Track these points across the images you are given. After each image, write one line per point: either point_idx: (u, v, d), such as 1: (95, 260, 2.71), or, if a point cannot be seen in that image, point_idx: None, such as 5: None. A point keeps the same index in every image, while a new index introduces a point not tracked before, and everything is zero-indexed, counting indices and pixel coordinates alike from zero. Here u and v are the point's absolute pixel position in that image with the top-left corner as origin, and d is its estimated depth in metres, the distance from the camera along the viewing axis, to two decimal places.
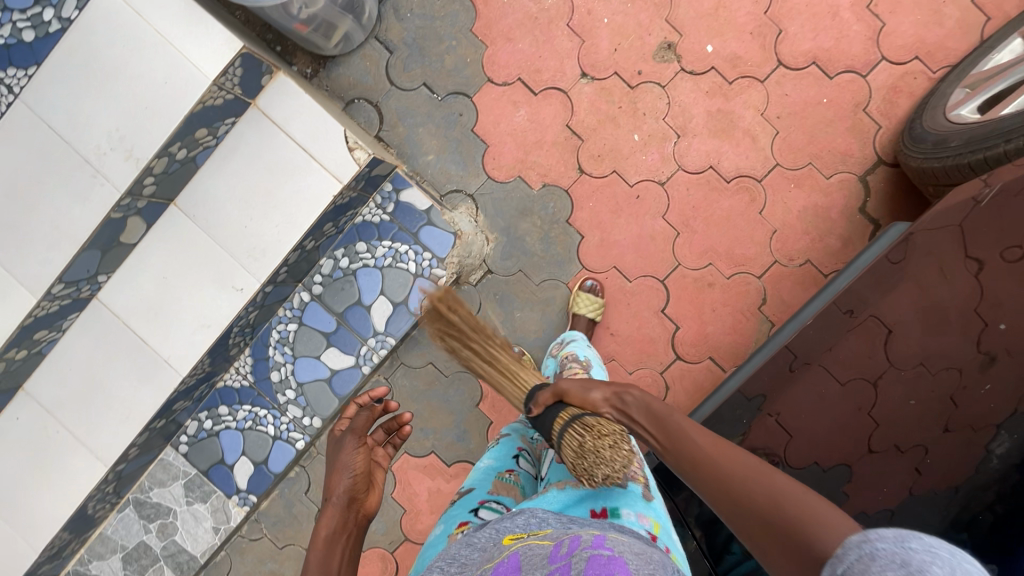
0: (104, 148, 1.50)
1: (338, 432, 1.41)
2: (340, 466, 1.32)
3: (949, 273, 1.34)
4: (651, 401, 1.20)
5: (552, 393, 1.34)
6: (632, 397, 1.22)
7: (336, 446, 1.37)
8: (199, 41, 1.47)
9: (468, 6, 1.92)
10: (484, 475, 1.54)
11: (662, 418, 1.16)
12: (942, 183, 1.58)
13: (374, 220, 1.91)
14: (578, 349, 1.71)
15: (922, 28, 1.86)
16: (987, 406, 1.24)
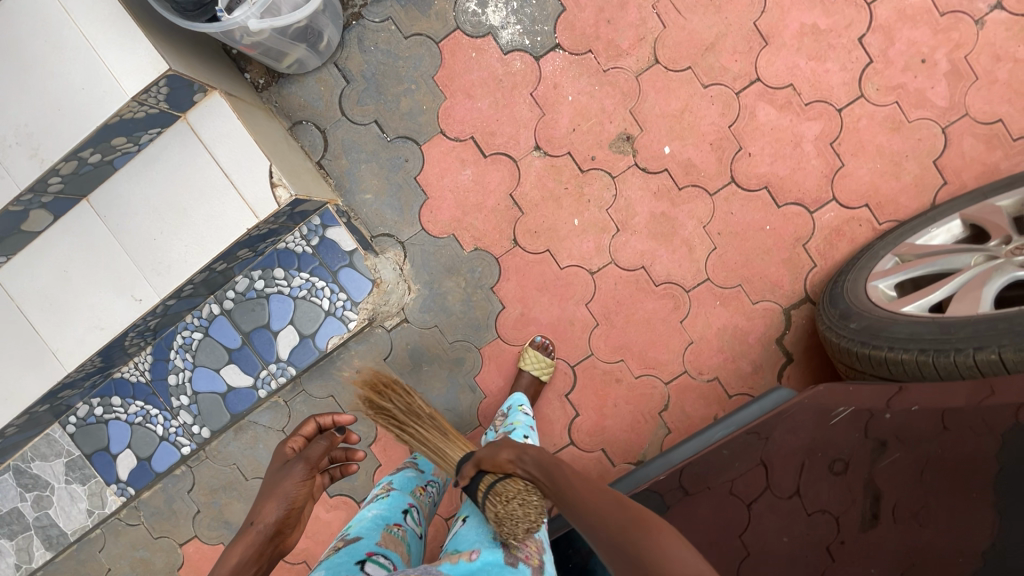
0: (9, 140, 1.44)
1: (291, 452, 1.35)
2: (279, 492, 1.24)
3: (849, 425, 1.30)
4: (543, 455, 1.18)
5: (479, 457, 1.25)
6: (528, 454, 1.18)
7: (281, 473, 1.29)
8: (126, 53, 1.41)
9: (435, 53, 1.86)
10: (371, 524, 1.43)
11: (553, 469, 1.14)
12: (839, 358, 1.52)
13: (296, 249, 1.89)
14: (511, 444, 1.51)
15: (878, 177, 1.84)
16: (864, 567, 1.09)
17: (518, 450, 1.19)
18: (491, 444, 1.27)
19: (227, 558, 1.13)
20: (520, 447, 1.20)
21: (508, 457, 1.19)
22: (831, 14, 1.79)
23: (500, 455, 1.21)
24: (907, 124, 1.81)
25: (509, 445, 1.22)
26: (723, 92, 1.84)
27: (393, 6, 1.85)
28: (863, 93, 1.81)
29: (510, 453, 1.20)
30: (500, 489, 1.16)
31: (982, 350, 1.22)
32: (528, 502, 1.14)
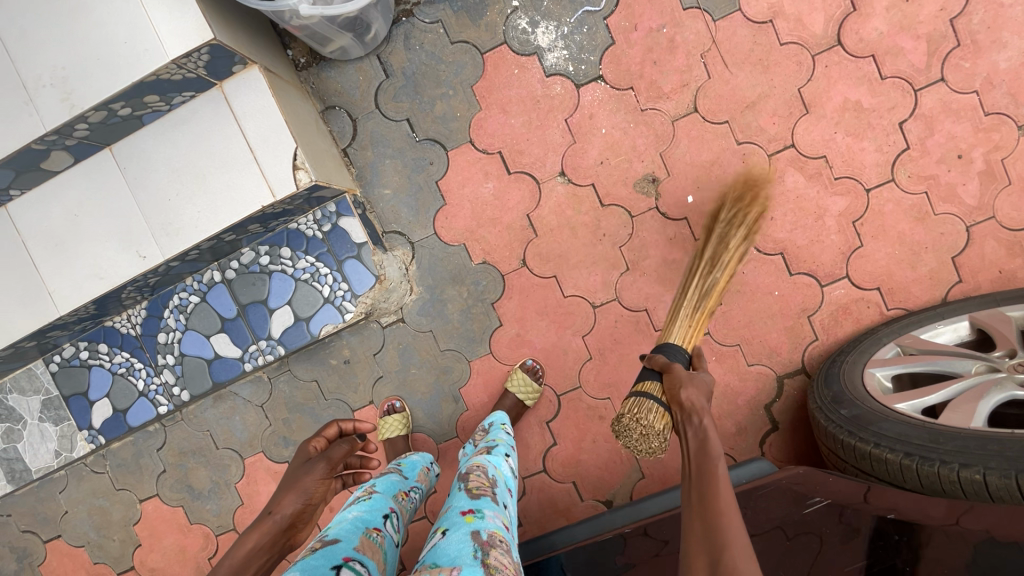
0: (44, 80, 1.46)
1: (312, 451, 1.31)
2: (298, 487, 1.24)
3: (819, 519, 1.26)
4: (710, 434, 1.16)
5: (662, 361, 1.29)
6: (698, 420, 1.17)
7: (301, 470, 1.27)
8: (172, 16, 1.42)
9: (477, 63, 1.86)
10: (350, 526, 1.32)
11: (709, 457, 1.12)
12: (821, 441, 1.51)
13: (307, 232, 1.88)
14: (492, 459, 1.54)
15: (894, 263, 1.83)
16: None
17: (699, 407, 1.18)
18: (691, 372, 1.25)
19: (243, 543, 1.17)
20: (699, 407, 1.18)
21: (682, 403, 1.19)
22: (877, 93, 1.78)
23: (677, 394, 1.21)
24: (932, 216, 1.80)
25: (697, 392, 1.20)
26: (756, 151, 1.83)
27: (444, 10, 1.85)
28: (894, 177, 1.80)
29: (692, 398, 1.19)
30: (642, 410, 1.24)
31: (967, 468, 1.21)
32: (648, 439, 1.23)
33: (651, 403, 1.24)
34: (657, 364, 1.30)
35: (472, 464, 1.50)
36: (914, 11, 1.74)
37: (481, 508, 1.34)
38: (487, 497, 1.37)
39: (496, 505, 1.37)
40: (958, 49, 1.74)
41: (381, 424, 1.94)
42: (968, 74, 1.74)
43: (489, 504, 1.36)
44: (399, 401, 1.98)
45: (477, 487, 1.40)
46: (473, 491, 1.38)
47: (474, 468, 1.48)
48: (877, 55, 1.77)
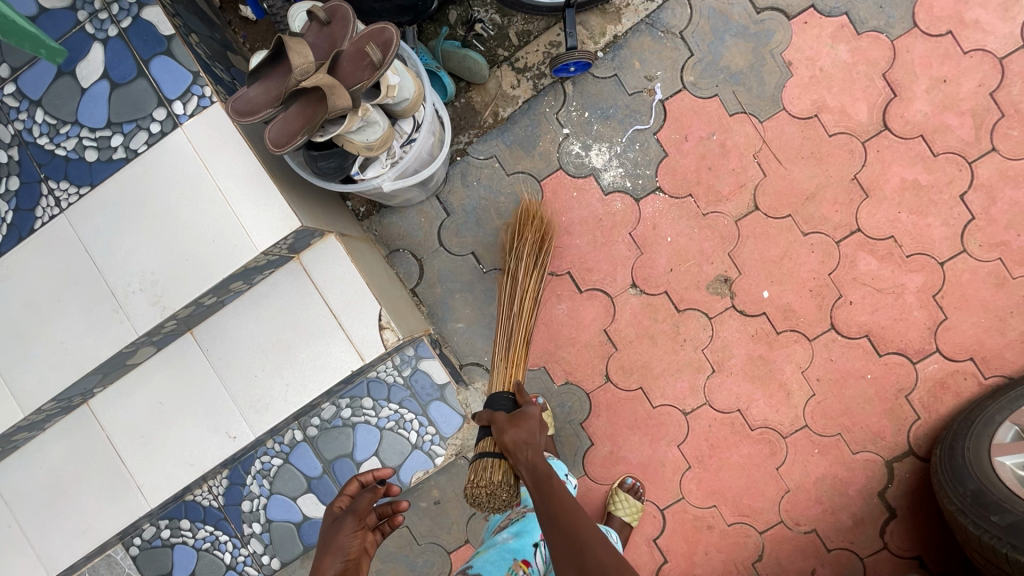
0: (132, 288, 1.47)
1: (337, 510, 1.40)
2: (334, 547, 1.28)
3: None
4: (538, 463, 1.32)
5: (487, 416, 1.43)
6: (524, 456, 1.32)
7: (333, 528, 1.33)
8: (257, 210, 1.44)
9: (536, 190, 1.89)
10: (496, 557, 1.43)
11: (546, 478, 1.30)
12: (974, 550, 1.49)
13: (387, 379, 1.85)
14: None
15: (983, 331, 1.81)
16: None
17: (524, 443, 1.33)
18: (511, 416, 1.40)
19: None
20: (521, 446, 1.33)
21: (506, 445, 1.34)
22: (933, 170, 1.81)
23: (502, 439, 1.35)
24: (1011, 280, 1.80)
25: (517, 431, 1.35)
26: (824, 241, 1.85)
27: (497, 145, 1.90)
28: (966, 248, 1.81)
29: (516, 439, 1.33)
30: (482, 471, 1.41)
31: None
32: (497, 495, 1.39)
33: (489, 460, 1.42)
34: (490, 423, 1.42)
35: None
36: (953, 90, 1.80)
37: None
38: None
39: None
40: (1004, 119, 1.79)
41: None
42: (1017, 141, 1.79)
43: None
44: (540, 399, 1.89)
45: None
46: None
47: None
48: (925, 135, 1.81)
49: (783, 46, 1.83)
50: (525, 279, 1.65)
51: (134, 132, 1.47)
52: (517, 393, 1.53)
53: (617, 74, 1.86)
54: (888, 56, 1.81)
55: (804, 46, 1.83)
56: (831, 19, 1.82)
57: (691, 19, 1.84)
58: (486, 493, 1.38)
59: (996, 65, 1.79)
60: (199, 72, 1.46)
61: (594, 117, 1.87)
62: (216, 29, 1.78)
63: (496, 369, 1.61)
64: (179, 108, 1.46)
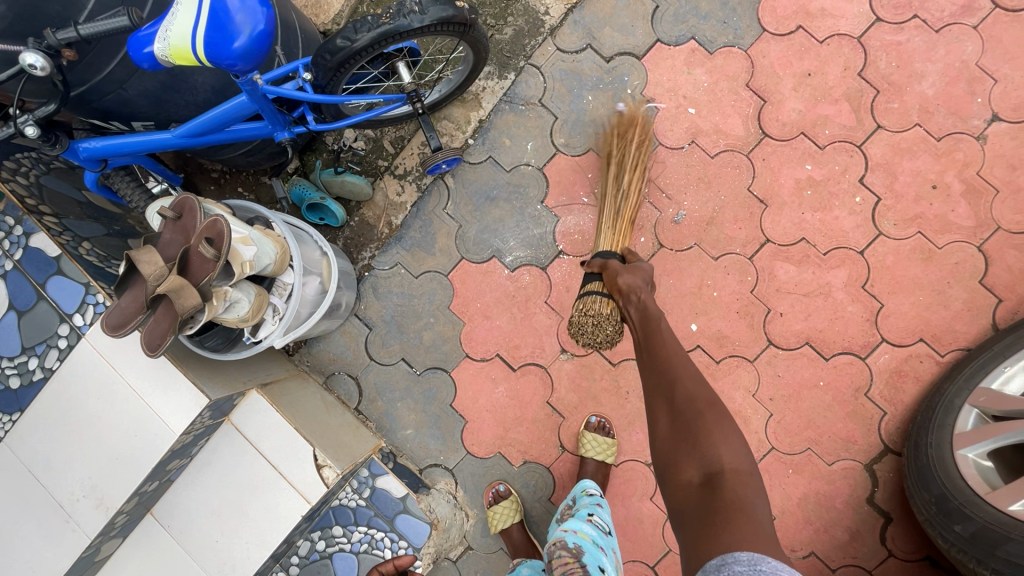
0: (77, 495, 1.54)
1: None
2: None
3: None
4: (649, 305, 1.41)
5: (599, 265, 1.57)
6: (637, 297, 1.42)
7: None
8: (168, 397, 1.52)
9: (445, 284, 1.93)
10: None
11: (652, 322, 1.39)
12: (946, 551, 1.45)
13: (350, 504, 1.88)
14: (571, 525, 1.50)
15: (924, 310, 1.73)
16: None
17: (637, 284, 1.43)
18: (624, 266, 1.51)
19: None
20: (633, 288, 1.43)
21: (622, 289, 1.44)
22: (824, 164, 1.78)
23: (616, 281, 1.46)
24: (938, 251, 1.73)
25: (631, 276, 1.45)
26: (737, 260, 1.81)
27: (398, 252, 1.94)
28: (881, 230, 1.75)
29: (630, 282, 1.43)
30: (591, 303, 1.52)
31: None
32: (602, 328, 1.51)
33: (598, 298, 1.52)
34: (602, 268, 1.55)
35: (552, 543, 1.47)
36: (821, 81, 1.78)
37: None
38: None
39: None
40: (880, 95, 1.75)
41: (491, 513, 1.83)
42: (901, 113, 1.75)
43: None
44: (502, 485, 1.88)
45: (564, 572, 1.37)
46: None
47: (554, 549, 1.44)
48: (807, 130, 1.78)
49: (641, 86, 1.84)
50: (628, 177, 1.74)
51: (46, 351, 1.56)
52: (626, 250, 1.68)
53: (491, 155, 1.90)
54: (746, 67, 1.81)
55: (661, 80, 1.84)
56: (680, 47, 1.83)
57: (546, 84, 1.88)
58: (592, 323, 1.50)
59: (856, 46, 1.76)
60: (89, 282, 1.55)
61: (481, 202, 1.90)
62: (115, 220, 1.86)
63: (604, 232, 1.74)
64: (79, 320, 1.56)
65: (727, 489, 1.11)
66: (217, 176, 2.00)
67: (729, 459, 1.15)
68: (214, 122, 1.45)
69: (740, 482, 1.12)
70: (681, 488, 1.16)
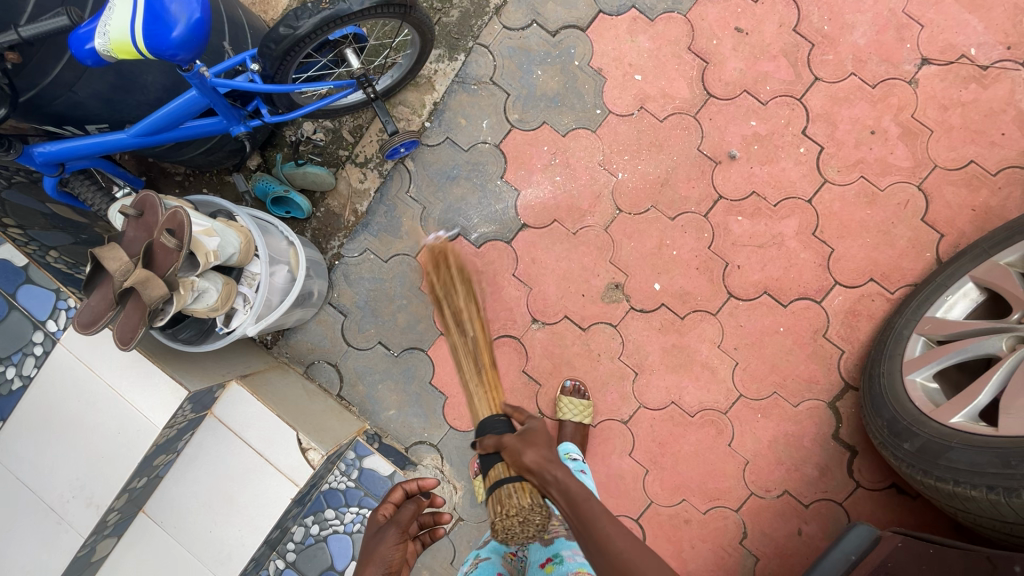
0: (66, 497, 1.55)
1: (381, 519, 1.29)
2: (376, 557, 1.18)
3: None
4: (571, 483, 1.11)
5: (495, 439, 1.18)
6: (553, 476, 1.11)
7: (375, 538, 1.23)
8: (148, 392, 1.56)
9: (415, 266, 1.97)
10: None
11: (583, 503, 1.10)
12: (899, 470, 1.52)
13: (340, 486, 1.93)
14: None
15: (872, 251, 1.82)
16: None
17: (548, 460, 1.12)
18: (521, 435, 1.17)
19: None
20: (546, 464, 1.11)
21: (529, 465, 1.11)
22: (768, 119, 1.85)
23: (523, 461, 1.12)
24: (881, 193, 1.81)
25: (537, 449, 1.13)
26: (693, 218, 1.88)
27: (366, 239, 1.99)
28: (826, 177, 1.83)
29: (539, 458, 1.11)
30: (505, 499, 1.12)
31: None
32: (531, 523, 1.11)
33: (511, 486, 1.13)
34: (501, 444, 1.16)
35: None
36: (758, 40, 1.85)
37: (559, 553, 1.33)
38: (561, 536, 1.37)
39: (572, 540, 1.36)
40: (815, 49, 1.83)
41: (476, 484, 1.88)
42: (835, 64, 1.83)
43: (565, 545, 1.35)
44: None
45: (548, 530, 1.39)
46: (545, 536, 1.38)
47: None
48: (749, 88, 1.85)
49: (587, 57, 1.90)
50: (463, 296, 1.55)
51: (22, 359, 1.57)
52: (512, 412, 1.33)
53: (449, 136, 1.95)
54: (687, 31, 1.87)
55: (607, 50, 1.89)
56: (622, 17, 1.89)
57: (496, 63, 1.92)
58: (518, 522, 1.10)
59: (788, 4, 1.84)
60: (60, 288, 1.57)
61: (442, 181, 1.95)
62: (81, 229, 1.86)
63: (474, 395, 1.46)
64: (53, 325, 1.58)
65: None
66: (181, 179, 2.03)
67: None
68: (167, 119, 1.48)
69: None
70: None
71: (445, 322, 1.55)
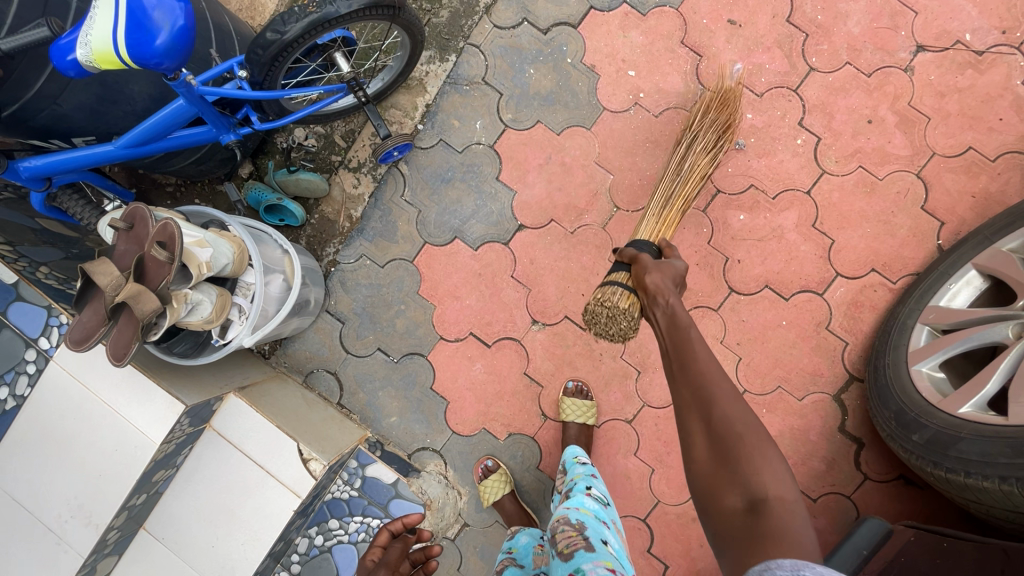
0: (64, 516, 1.53)
1: (371, 562, 1.37)
2: None
3: None
4: (677, 309, 1.22)
5: (631, 255, 1.39)
6: (665, 300, 1.24)
7: (367, 574, 1.32)
8: (143, 407, 1.53)
9: (412, 270, 1.95)
10: None
11: (683, 327, 1.19)
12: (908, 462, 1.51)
13: (343, 495, 1.91)
14: (573, 502, 1.46)
15: (873, 241, 1.80)
16: None
17: (662, 286, 1.26)
18: (656, 261, 1.33)
19: None
20: (662, 289, 1.25)
21: (649, 286, 1.27)
22: (764, 111, 1.83)
23: (645, 278, 1.29)
24: (880, 182, 1.80)
25: (662, 275, 1.28)
26: (691, 214, 1.86)
27: (361, 245, 1.96)
28: (824, 168, 1.81)
29: (657, 281, 1.27)
30: (609, 294, 1.39)
31: None
32: (617, 321, 1.38)
33: (617, 293, 1.38)
34: (626, 257, 1.40)
35: (555, 520, 1.43)
36: (751, 31, 1.83)
37: (579, 566, 1.26)
38: (580, 549, 1.30)
39: (593, 552, 1.29)
40: (809, 39, 1.81)
41: (482, 488, 1.85)
42: (830, 54, 1.81)
43: (586, 556, 1.28)
44: (491, 459, 1.90)
45: (568, 544, 1.33)
46: (564, 551, 1.32)
47: (557, 525, 1.40)
48: (744, 80, 1.83)
49: (579, 54, 1.88)
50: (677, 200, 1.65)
51: (15, 378, 1.54)
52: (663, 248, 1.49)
53: (442, 138, 1.92)
54: (679, 25, 1.85)
55: (599, 46, 1.87)
56: (613, 12, 1.87)
57: (487, 63, 1.90)
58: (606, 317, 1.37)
59: None
60: (51, 304, 1.53)
61: (437, 184, 1.93)
62: (72, 244, 1.83)
63: (632, 259, 1.56)
64: (46, 343, 1.55)
65: (771, 516, 0.92)
66: (172, 190, 2.00)
67: (773, 484, 0.96)
68: (154, 130, 1.45)
69: (786, 509, 0.93)
70: (723, 517, 0.97)
71: (668, 201, 1.65)
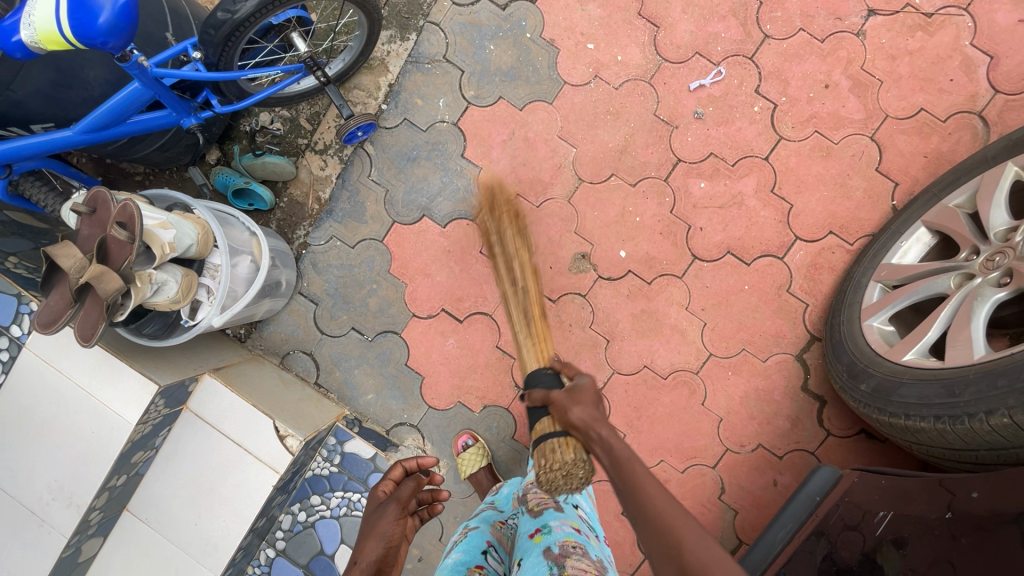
0: (46, 499, 1.56)
1: (382, 494, 1.30)
2: (377, 531, 1.18)
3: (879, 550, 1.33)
4: (615, 441, 1.01)
5: (542, 395, 1.13)
6: (598, 434, 1.03)
7: (375, 514, 1.24)
8: (117, 389, 1.56)
9: (383, 249, 1.98)
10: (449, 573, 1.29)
11: (625, 465, 0.98)
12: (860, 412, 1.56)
13: (324, 472, 1.96)
14: None
15: (830, 204, 1.84)
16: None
17: (592, 417, 1.04)
18: (568, 389, 1.10)
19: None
20: (592, 421, 1.04)
21: (575, 421, 1.05)
22: (721, 80, 1.86)
23: (569, 416, 1.06)
24: (835, 146, 1.84)
25: (584, 406, 1.06)
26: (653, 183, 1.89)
27: (331, 226, 1.98)
28: (781, 134, 1.85)
29: (583, 415, 1.05)
30: (550, 453, 1.07)
31: (993, 414, 1.21)
32: (574, 477, 1.06)
33: (558, 440, 1.08)
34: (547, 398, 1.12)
35: (528, 480, 1.46)
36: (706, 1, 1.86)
37: (547, 523, 1.31)
38: (549, 507, 1.34)
39: (560, 511, 1.34)
40: (763, 6, 1.84)
41: (460, 461, 1.91)
42: (784, 20, 1.84)
43: (554, 515, 1.32)
44: (468, 434, 1.94)
45: (538, 504, 1.37)
46: (535, 509, 1.36)
47: (529, 486, 1.44)
48: (700, 50, 1.86)
49: (538, 29, 1.90)
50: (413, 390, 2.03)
51: None
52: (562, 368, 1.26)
53: (406, 118, 1.94)
54: None
55: (558, 20, 1.89)
56: None
57: (447, 40, 1.92)
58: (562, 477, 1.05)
59: None
60: (21, 292, 1.55)
61: (403, 163, 1.95)
62: (42, 234, 1.84)
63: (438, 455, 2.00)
64: (18, 330, 1.57)
65: None
66: (141, 179, 2.01)
67: None
68: (112, 114, 1.46)
69: None
70: None
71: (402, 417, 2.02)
